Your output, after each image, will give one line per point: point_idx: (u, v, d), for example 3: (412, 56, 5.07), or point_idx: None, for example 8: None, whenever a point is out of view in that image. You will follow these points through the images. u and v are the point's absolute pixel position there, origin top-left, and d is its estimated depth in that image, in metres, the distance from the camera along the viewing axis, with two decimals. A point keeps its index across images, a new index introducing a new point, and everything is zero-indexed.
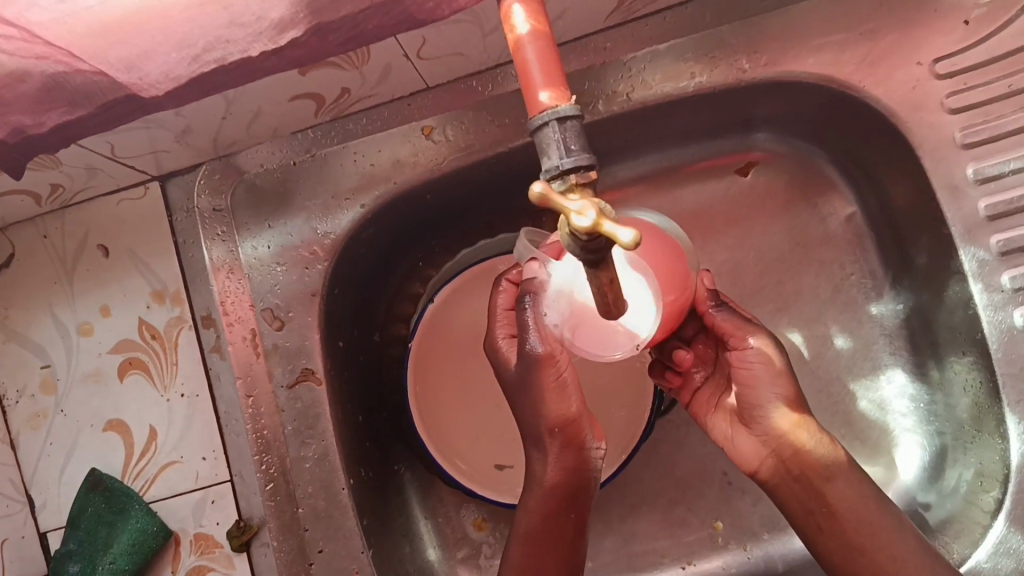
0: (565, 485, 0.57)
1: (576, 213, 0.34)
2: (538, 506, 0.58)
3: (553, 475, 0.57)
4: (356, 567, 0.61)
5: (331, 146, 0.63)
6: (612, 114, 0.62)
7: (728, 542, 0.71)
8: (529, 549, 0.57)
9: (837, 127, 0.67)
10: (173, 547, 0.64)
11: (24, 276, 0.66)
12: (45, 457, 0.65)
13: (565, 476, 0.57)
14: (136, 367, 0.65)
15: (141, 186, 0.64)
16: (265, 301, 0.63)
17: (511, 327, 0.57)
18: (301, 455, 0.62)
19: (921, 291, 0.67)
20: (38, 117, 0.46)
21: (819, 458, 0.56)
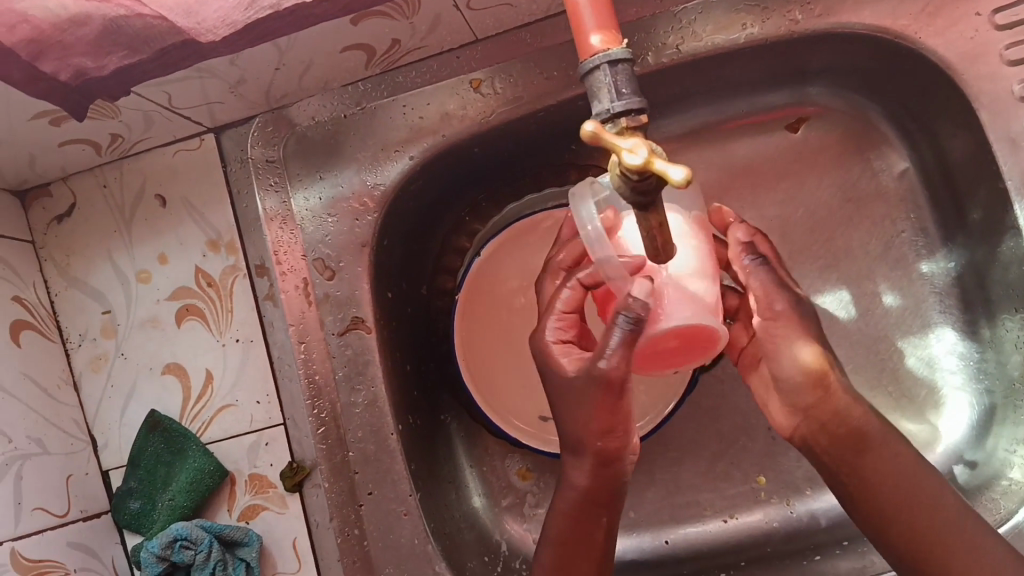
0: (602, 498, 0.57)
1: (628, 152, 0.35)
2: (567, 511, 0.58)
3: (589, 484, 0.57)
4: (404, 509, 0.63)
5: (382, 99, 0.64)
6: (661, 66, 0.62)
7: (771, 496, 0.72)
8: (563, 551, 0.57)
9: (892, 80, 0.66)
10: (228, 486, 0.66)
11: (84, 225, 0.68)
12: (107, 399, 0.68)
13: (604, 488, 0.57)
14: (193, 313, 0.66)
15: (197, 137, 0.66)
16: (316, 251, 0.64)
17: (564, 330, 0.55)
18: (352, 401, 0.64)
19: (976, 247, 0.67)
20: (99, 61, 0.48)
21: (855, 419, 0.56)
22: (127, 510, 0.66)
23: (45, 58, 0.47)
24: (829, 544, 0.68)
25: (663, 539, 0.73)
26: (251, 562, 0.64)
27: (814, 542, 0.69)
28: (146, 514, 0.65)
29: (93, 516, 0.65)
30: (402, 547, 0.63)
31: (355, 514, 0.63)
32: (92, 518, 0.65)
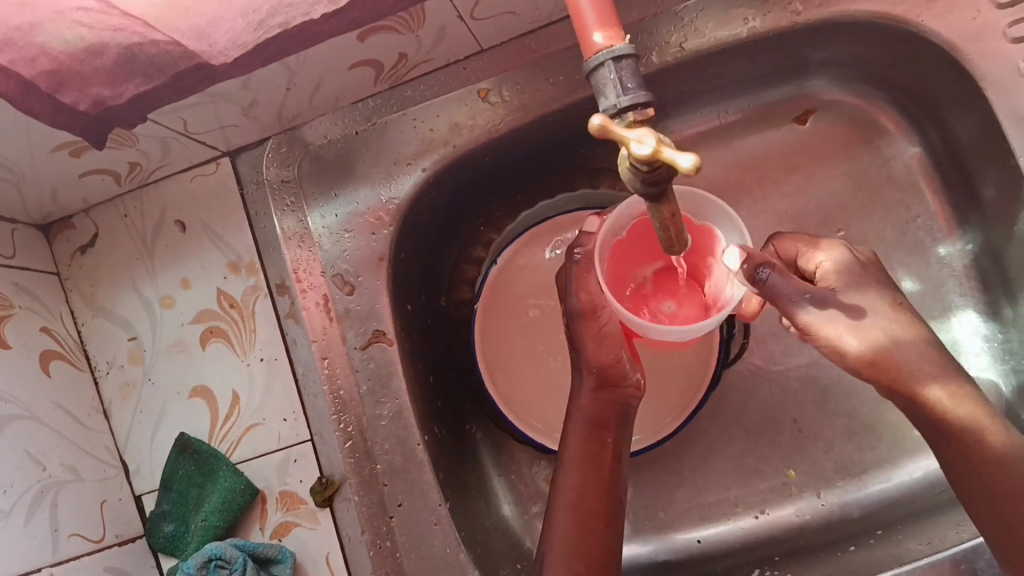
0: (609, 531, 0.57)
1: (636, 142, 0.35)
2: (571, 513, 0.57)
3: (583, 484, 0.58)
4: (435, 519, 0.63)
5: (391, 114, 0.64)
6: (666, 66, 0.62)
7: (802, 490, 0.71)
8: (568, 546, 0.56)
9: (897, 66, 0.66)
10: (259, 505, 0.67)
11: (107, 254, 0.70)
12: (137, 424, 0.69)
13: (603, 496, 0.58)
14: (217, 335, 0.68)
15: (213, 162, 0.67)
16: (335, 267, 0.65)
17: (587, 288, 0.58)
18: (377, 413, 0.64)
19: (991, 228, 0.67)
20: (117, 88, 0.49)
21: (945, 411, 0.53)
22: (162, 534, 0.67)
23: (64, 89, 0.48)
24: (864, 534, 0.67)
25: (695, 537, 0.72)
26: None
27: (849, 532, 0.68)
28: (181, 537, 0.66)
29: (129, 540, 0.66)
30: (435, 557, 0.63)
31: (385, 526, 0.63)
32: (128, 542, 0.66)
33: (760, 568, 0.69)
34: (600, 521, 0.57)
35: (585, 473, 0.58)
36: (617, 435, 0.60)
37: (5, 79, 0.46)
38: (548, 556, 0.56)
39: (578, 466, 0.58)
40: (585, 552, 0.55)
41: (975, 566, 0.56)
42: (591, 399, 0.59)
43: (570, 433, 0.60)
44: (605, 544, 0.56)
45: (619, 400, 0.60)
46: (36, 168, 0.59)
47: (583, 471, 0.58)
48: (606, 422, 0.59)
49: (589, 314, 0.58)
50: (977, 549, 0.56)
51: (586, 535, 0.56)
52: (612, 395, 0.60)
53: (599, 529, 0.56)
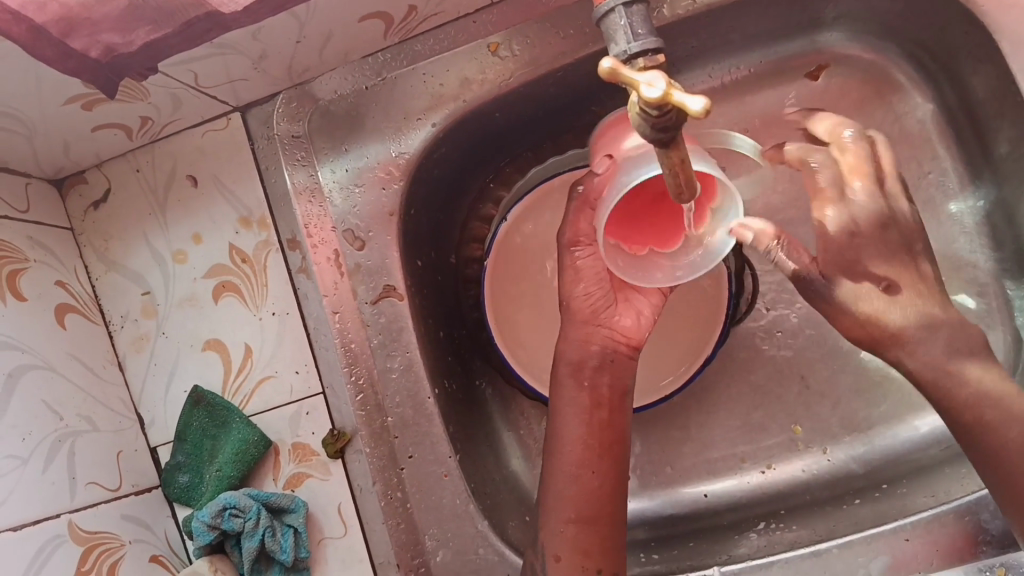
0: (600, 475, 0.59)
1: (646, 86, 0.35)
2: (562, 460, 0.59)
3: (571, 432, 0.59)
4: (444, 470, 0.64)
5: (401, 68, 0.64)
6: (678, 18, 0.62)
7: (809, 445, 0.72)
8: (562, 494, 0.58)
9: (912, 18, 0.65)
10: (272, 456, 0.68)
11: (120, 209, 0.70)
12: (151, 377, 0.70)
13: (590, 440, 0.59)
14: (229, 290, 0.68)
15: (223, 117, 0.67)
16: (346, 223, 0.65)
17: (579, 237, 0.59)
18: (387, 366, 0.65)
19: (1004, 184, 0.67)
20: (126, 35, 0.50)
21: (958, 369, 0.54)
22: (176, 485, 0.68)
23: (76, 37, 0.49)
24: (870, 488, 0.68)
25: (702, 492, 0.73)
26: (298, 527, 0.65)
27: (855, 487, 0.69)
28: (195, 488, 0.67)
29: (144, 490, 0.67)
30: (443, 508, 0.64)
31: (396, 477, 0.65)
32: (143, 492, 0.67)
33: (766, 521, 0.70)
34: (588, 465, 0.59)
35: (575, 419, 0.60)
36: (602, 376, 0.60)
37: (17, 23, 0.46)
38: (546, 504, 0.59)
39: (567, 413, 0.60)
40: (576, 502, 0.58)
41: (979, 517, 0.57)
42: (575, 345, 0.61)
43: (557, 381, 0.61)
44: (597, 487, 0.58)
45: (601, 338, 0.61)
46: (49, 120, 0.59)
47: (571, 417, 0.60)
48: (588, 365, 0.60)
49: (570, 247, 0.60)
50: (981, 501, 0.57)
51: (578, 481, 0.58)
52: (591, 336, 0.61)
53: (589, 474, 0.59)
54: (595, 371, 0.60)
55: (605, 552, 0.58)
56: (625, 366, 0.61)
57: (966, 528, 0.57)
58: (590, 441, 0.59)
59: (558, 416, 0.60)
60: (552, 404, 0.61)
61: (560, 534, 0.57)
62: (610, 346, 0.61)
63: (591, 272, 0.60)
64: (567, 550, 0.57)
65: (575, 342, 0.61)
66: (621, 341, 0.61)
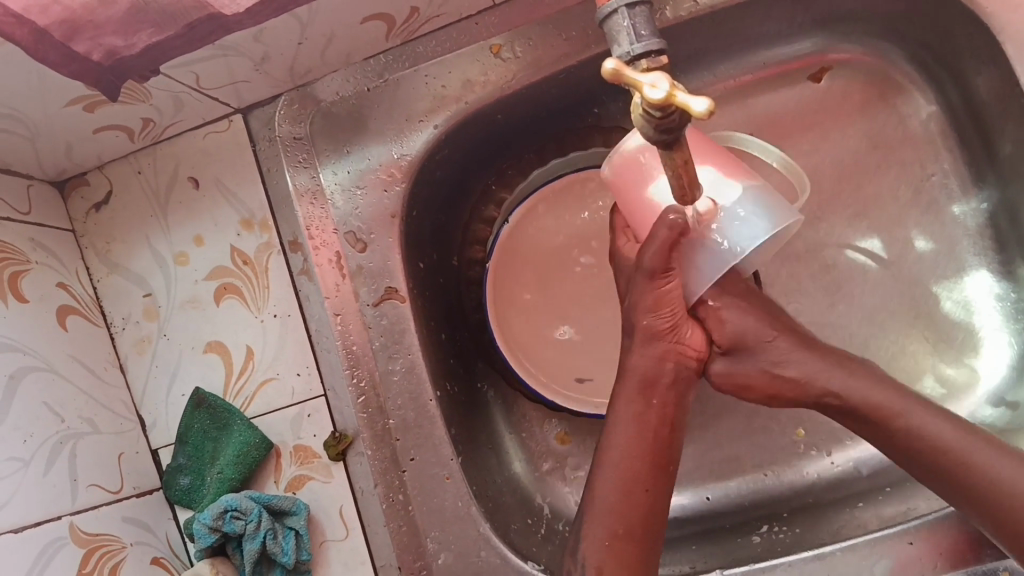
0: (653, 493, 0.54)
1: (650, 87, 0.35)
2: (616, 475, 0.54)
3: (626, 444, 0.54)
4: (447, 473, 0.64)
5: (403, 70, 0.64)
6: (681, 20, 0.62)
7: (811, 448, 0.72)
8: (611, 510, 0.53)
9: (916, 20, 0.65)
10: (274, 459, 0.68)
11: (122, 211, 0.70)
12: (153, 379, 0.70)
13: (646, 457, 0.54)
14: (230, 292, 0.68)
15: (225, 119, 0.67)
16: (348, 225, 0.65)
17: (664, 264, 0.51)
18: (389, 368, 0.64)
19: (1008, 185, 0.66)
20: (129, 38, 0.50)
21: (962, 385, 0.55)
22: (177, 487, 0.68)
23: (78, 39, 0.48)
24: (873, 491, 0.68)
25: (704, 495, 0.73)
26: (299, 530, 0.65)
27: (857, 489, 0.69)
28: (196, 490, 0.67)
29: (146, 492, 0.67)
30: (445, 510, 0.64)
31: (398, 479, 0.64)
32: (144, 495, 0.67)
33: (769, 523, 0.69)
34: (642, 483, 0.54)
35: (631, 433, 0.54)
36: (671, 393, 0.54)
37: (20, 26, 0.46)
38: (589, 514, 0.54)
39: (626, 426, 0.54)
40: (624, 518, 0.53)
41: (984, 520, 0.57)
42: (643, 356, 0.54)
43: (620, 391, 0.55)
44: (647, 505, 0.54)
45: (676, 356, 0.54)
46: (51, 122, 0.59)
47: (630, 433, 0.54)
48: (659, 380, 0.54)
49: (658, 276, 0.51)
50: None
51: (627, 498, 0.53)
52: (667, 353, 0.53)
53: (641, 490, 0.54)
54: (665, 388, 0.54)
55: (645, 571, 0.54)
56: (694, 384, 0.55)
57: (969, 531, 0.57)
58: (646, 457, 0.54)
59: (615, 427, 0.54)
60: (609, 414, 0.55)
61: (602, 548, 0.53)
62: (683, 362, 0.54)
63: (677, 296, 0.52)
64: (609, 567, 0.53)
65: (643, 354, 0.54)
66: (693, 357, 0.54)
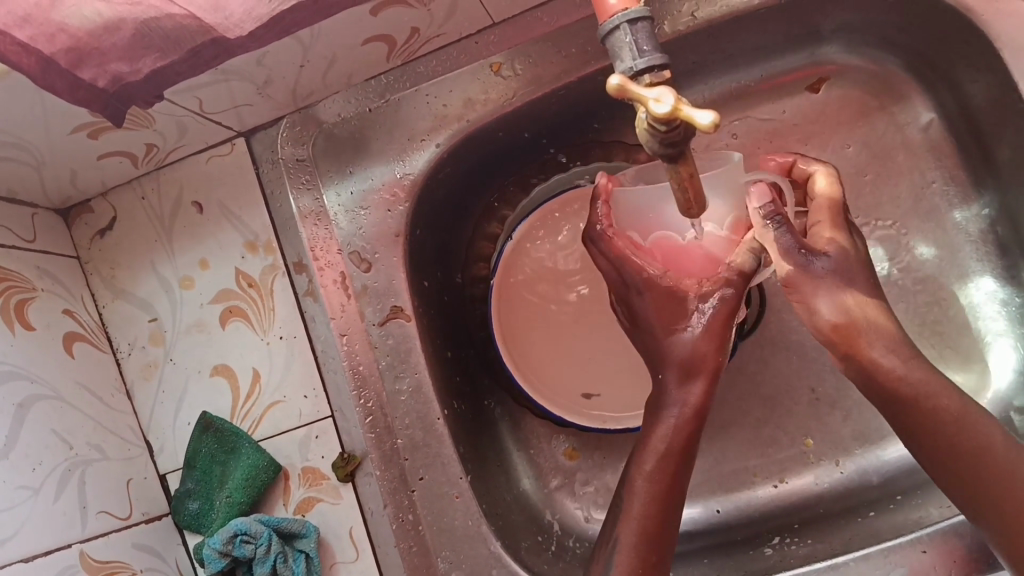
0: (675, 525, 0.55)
1: (654, 101, 0.35)
2: (648, 508, 0.54)
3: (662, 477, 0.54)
4: (456, 492, 0.64)
5: (404, 90, 0.64)
6: (679, 35, 0.62)
7: (820, 458, 0.71)
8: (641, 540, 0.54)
9: (912, 29, 0.66)
10: (282, 481, 0.68)
11: (126, 237, 0.70)
12: (160, 404, 0.70)
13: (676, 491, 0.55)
14: (236, 314, 0.68)
15: (228, 142, 0.67)
16: (352, 244, 0.65)
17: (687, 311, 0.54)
18: (397, 387, 0.64)
19: (1009, 191, 0.67)
20: (133, 64, 0.50)
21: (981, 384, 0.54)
22: (186, 512, 0.68)
23: (83, 66, 0.48)
24: (883, 499, 0.68)
25: (714, 508, 0.73)
26: (310, 552, 0.65)
27: (868, 499, 0.69)
28: (205, 515, 0.67)
29: (155, 518, 0.67)
30: (456, 530, 0.63)
31: (407, 500, 0.64)
32: (154, 520, 0.67)
33: (780, 535, 0.69)
34: (668, 513, 0.54)
35: (669, 464, 0.54)
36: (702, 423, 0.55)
37: (25, 55, 0.46)
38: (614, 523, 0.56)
39: (666, 459, 0.54)
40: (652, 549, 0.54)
41: None
42: (686, 388, 0.54)
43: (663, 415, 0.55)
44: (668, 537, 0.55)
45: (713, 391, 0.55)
46: (55, 150, 0.59)
47: (666, 463, 0.54)
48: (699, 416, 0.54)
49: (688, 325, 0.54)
50: None
51: (657, 529, 0.54)
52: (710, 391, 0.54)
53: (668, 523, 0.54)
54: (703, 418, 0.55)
55: None
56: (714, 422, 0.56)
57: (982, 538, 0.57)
58: (673, 492, 0.54)
59: (651, 453, 0.55)
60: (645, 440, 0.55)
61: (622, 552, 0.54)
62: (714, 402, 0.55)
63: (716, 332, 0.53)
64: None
65: (687, 383, 0.54)
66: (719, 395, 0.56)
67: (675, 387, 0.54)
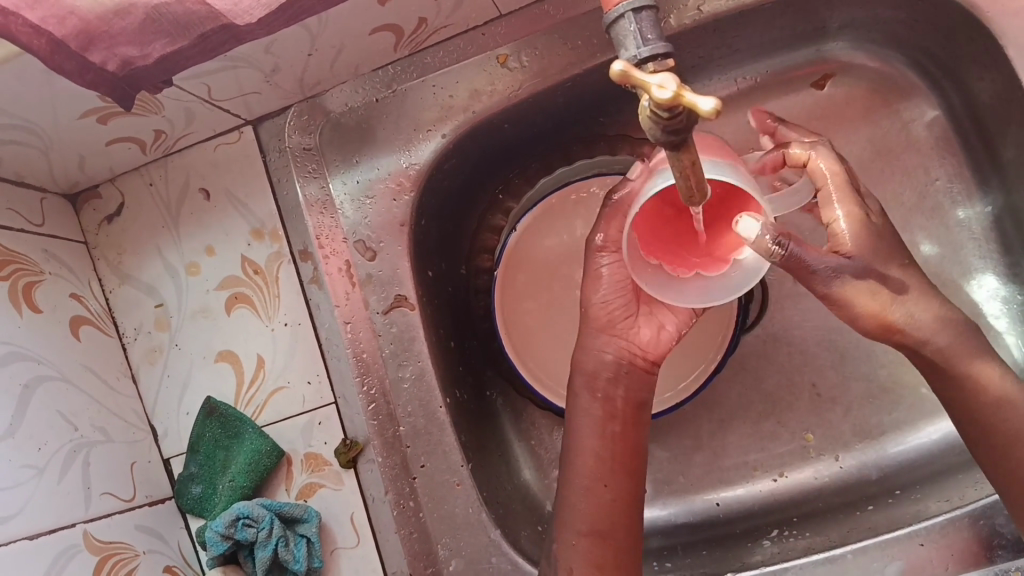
0: (616, 490, 0.58)
1: (657, 88, 0.35)
2: (581, 475, 0.58)
3: (586, 442, 0.58)
4: (457, 480, 0.64)
5: (411, 81, 0.64)
6: (684, 29, 0.62)
7: (820, 453, 0.72)
8: (580, 506, 0.58)
9: (917, 27, 0.66)
10: (285, 467, 0.68)
11: (133, 223, 0.71)
12: (164, 389, 0.71)
13: (607, 453, 0.58)
14: (241, 301, 0.69)
15: (236, 130, 0.68)
16: (357, 234, 0.66)
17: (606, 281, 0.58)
18: (399, 375, 0.65)
19: (1012, 189, 0.67)
20: (143, 47, 0.50)
21: (978, 378, 0.55)
22: (190, 496, 0.68)
23: (93, 50, 0.49)
24: (881, 494, 0.68)
25: (714, 501, 0.73)
26: (311, 537, 0.66)
27: (866, 493, 0.69)
28: (208, 499, 0.68)
29: (157, 501, 0.68)
30: (456, 517, 0.64)
31: (409, 487, 0.64)
32: (157, 503, 0.68)
33: (780, 528, 0.70)
34: (604, 480, 0.58)
35: (591, 429, 0.58)
36: (618, 388, 0.58)
37: (36, 36, 0.47)
38: (562, 516, 0.59)
39: (584, 423, 0.59)
40: (591, 516, 0.57)
41: (993, 522, 0.57)
42: (592, 351, 0.58)
43: (576, 388, 0.59)
44: (611, 504, 0.58)
45: (621, 351, 0.58)
46: (64, 134, 0.60)
47: (587, 427, 0.58)
48: (607, 375, 0.58)
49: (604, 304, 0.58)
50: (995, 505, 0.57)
51: (589, 495, 0.58)
52: (609, 346, 0.58)
53: (604, 488, 0.58)
54: (616, 382, 0.58)
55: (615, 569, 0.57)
56: (638, 377, 0.59)
57: (979, 533, 0.57)
58: (604, 457, 0.58)
59: (575, 422, 0.59)
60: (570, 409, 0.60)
61: (573, 547, 0.57)
62: (630, 359, 0.58)
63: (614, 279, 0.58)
64: (580, 564, 0.57)
65: (590, 344, 0.59)
66: (640, 354, 0.59)
67: (590, 350, 0.59)
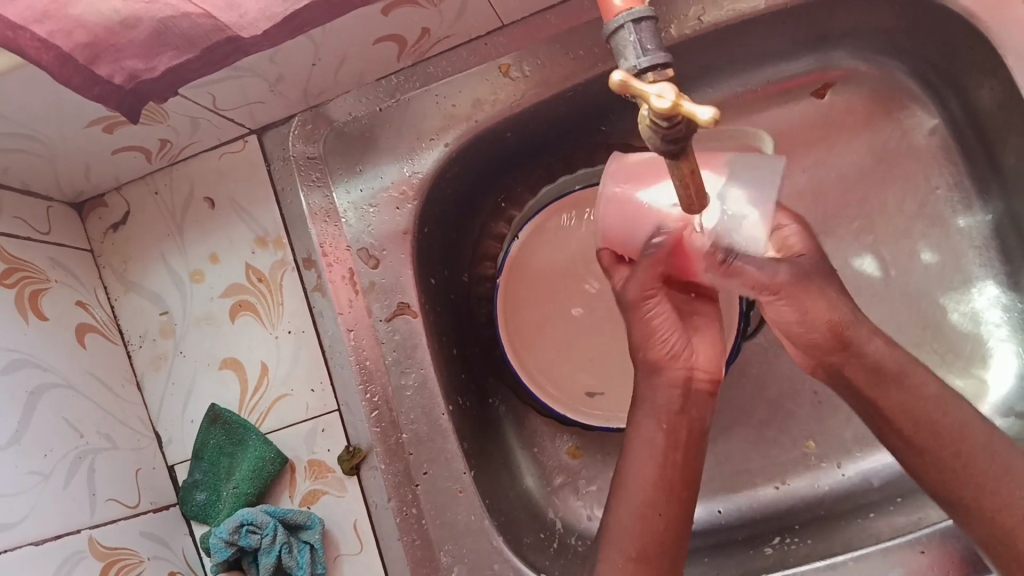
0: (671, 519, 0.54)
1: (656, 97, 0.36)
2: (632, 502, 0.54)
3: (642, 469, 0.54)
4: (459, 487, 0.64)
5: (414, 90, 0.65)
6: (685, 39, 0.63)
7: (821, 460, 0.72)
8: (625, 532, 0.54)
9: (917, 36, 0.66)
10: (288, 474, 0.69)
11: (139, 231, 0.72)
12: (169, 396, 0.71)
13: (663, 481, 0.54)
14: (245, 309, 0.69)
15: (241, 139, 0.68)
16: (360, 242, 0.66)
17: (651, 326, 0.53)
18: (402, 383, 0.65)
19: (1013, 197, 0.67)
20: (150, 60, 0.51)
21: None
22: (194, 502, 0.69)
23: (100, 63, 0.49)
24: (883, 502, 0.68)
25: (716, 508, 0.73)
26: (314, 544, 0.66)
27: (868, 501, 0.69)
28: (212, 505, 0.68)
29: (162, 508, 0.68)
30: (459, 524, 0.64)
31: (411, 494, 0.65)
32: (161, 510, 0.68)
33: (781, 536, 0.69)
34: (658, 507, 0.54)
35: (647, 456, 0.54)
36: (682, 416, 0.54)
37: (44, 50, 0.48)
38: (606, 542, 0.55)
39: (641, 450, 0.54)
40: (639, 542, 0.54)
41: None
42: (651, 376, 0.54)
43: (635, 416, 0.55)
44: (664, 530, 0.54)
45: (684, 378, 0.54)
46: (71, 143, 0.61)
47: (643, 454, 0.54)
48: (670, 400, 0.54)
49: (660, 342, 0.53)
50: None
51: (643, 522, 0.54)
52: (674, 374, 0.54)
53: (657, 515, 0.54)
54: (680, 409, 0.54)
55: None
56: (704, 405, 0.54)
57: None
58: (659, 484, 0.54)
59: (632, 452, 0.55)
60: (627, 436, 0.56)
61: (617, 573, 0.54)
62: (693, 385, 0.54)
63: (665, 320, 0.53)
64: None
65: (649, 371, 0.54)
66: (703, 383, 0.55)
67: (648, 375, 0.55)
